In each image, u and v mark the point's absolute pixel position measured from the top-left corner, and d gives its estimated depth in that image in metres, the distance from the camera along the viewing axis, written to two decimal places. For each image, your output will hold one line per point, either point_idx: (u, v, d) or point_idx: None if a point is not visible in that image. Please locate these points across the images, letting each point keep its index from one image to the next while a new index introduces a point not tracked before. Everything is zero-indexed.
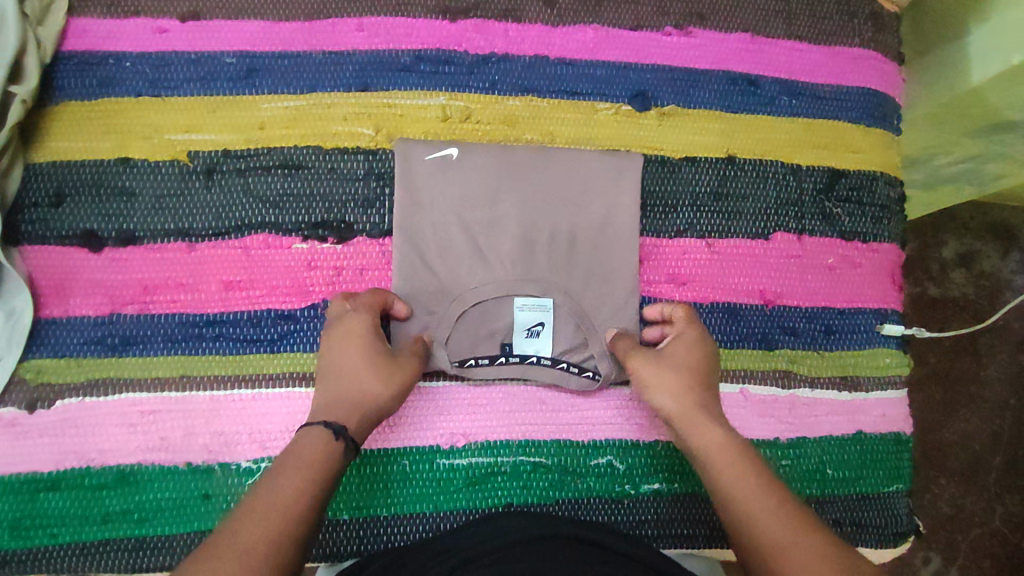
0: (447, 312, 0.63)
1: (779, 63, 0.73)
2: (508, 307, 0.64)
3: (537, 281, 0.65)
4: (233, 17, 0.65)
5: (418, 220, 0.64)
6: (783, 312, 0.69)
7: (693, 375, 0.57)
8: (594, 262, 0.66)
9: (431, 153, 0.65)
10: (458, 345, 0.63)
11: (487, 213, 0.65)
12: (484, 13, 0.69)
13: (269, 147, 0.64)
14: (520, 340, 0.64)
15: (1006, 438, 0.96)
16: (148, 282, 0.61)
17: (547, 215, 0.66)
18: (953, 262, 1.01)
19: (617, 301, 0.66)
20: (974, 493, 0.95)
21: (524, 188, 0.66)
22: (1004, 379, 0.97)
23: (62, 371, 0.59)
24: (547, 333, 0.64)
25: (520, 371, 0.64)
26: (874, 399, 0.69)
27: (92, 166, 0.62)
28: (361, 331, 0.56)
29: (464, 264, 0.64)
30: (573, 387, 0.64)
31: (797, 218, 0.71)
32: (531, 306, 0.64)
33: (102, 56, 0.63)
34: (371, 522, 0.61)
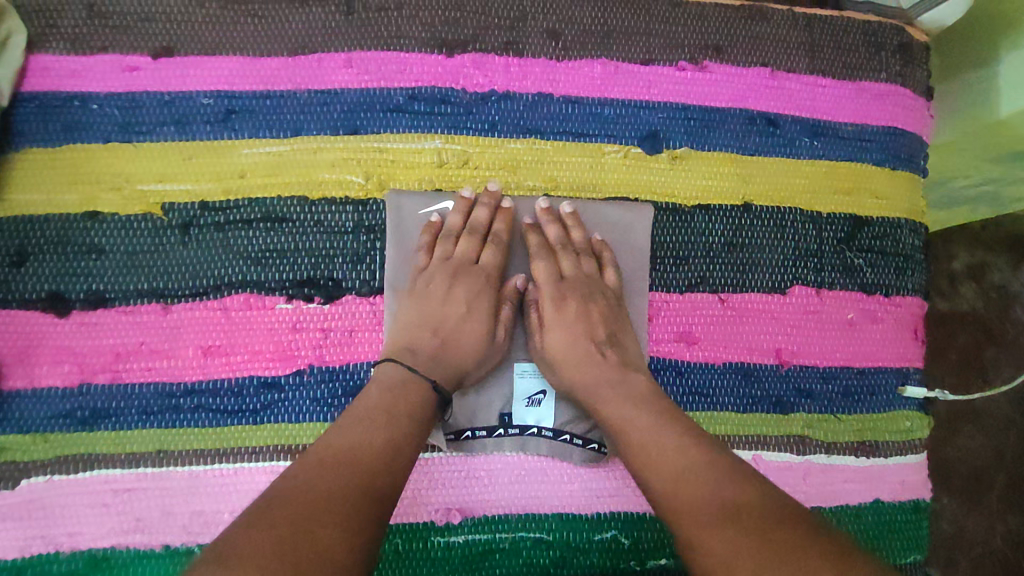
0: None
1: (801, 101, 0.68)
2: (507, 375, 0.61)
3: None
4: (209, 52, 0.60)
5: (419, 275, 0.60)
6: (799, 372, 0.65)
7: (574, 358, 0.58)
8: None
9: (428, 209, 0.62)
10: (456, 414, 0.60)
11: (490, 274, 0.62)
12: (484, 46, 0.64)
13: (250, 198, 0.59)
14: (520, 408, 0.61)
15: (1011, 456, 0.93)
16: (120, 348, 0.56)
17: None
18: (963, 275, 0.96)
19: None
20: (976, 513, 0.91)
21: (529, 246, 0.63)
22: (1011, 395, 0.94)
23: (28, 447, 0.55)
24: (548, 402, 0.61)
25: (519, 442, 0.60)
26: (892, 465, 0.66)
27: (57, 221, 0.57)
28: (483, 305, 0.60)
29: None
30: (575, 460, 0.61)
31: (816, 270, 0.67)
32: (532, 374, 0.62)
33: (66, 98, 0.58)
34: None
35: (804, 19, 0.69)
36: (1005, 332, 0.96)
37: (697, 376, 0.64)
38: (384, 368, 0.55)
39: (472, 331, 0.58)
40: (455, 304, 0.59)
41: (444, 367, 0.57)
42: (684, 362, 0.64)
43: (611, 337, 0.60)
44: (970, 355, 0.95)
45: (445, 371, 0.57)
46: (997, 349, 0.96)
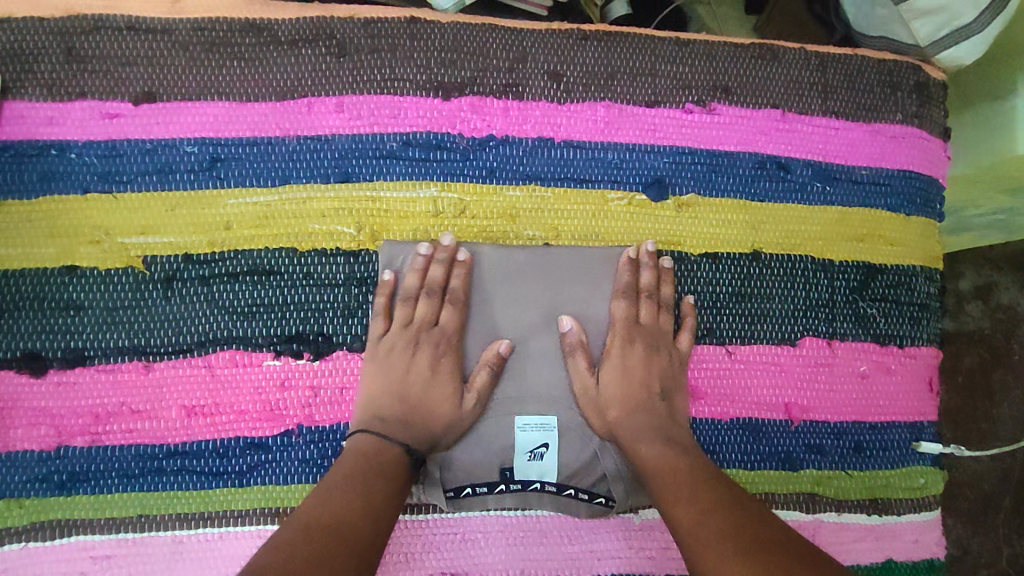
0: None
1: (812, 144, 0.65)
2: (506, 428, 0.57)
3: (541, 400, 0.58)
4: (194, 98, 0.57)
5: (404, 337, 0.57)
6: (810, 428, 0.63)
7: (627, 406, 0.57)
8: None
9: None
10: (455, 471, 0.57)
11: (487, 325, 0.59)
12: (482, 89, 0.61)
13: (236, 250, 0.57)
14: (521, 464, 0.57)
15: (1016, 475, 0.92)
16: (100, 410, 0.54)
17: (553, 323, 0.59)
18: (970, 295, 0.97)
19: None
20: (981, 535, 0.91)
21: (528, 293, 0.59)
22: (1016, 416, 0.94)
23: (1, 513, 0.52)
24: (551, 455, 0.58)
25: (520, 499, 0.58)
26: (906, 523, 0.63)
27: (33, 276, 0.54)
28: (448, 368, 0.57)
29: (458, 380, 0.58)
30: (582, 514, 0.58)
31: (827, 320, 0.64)
32: (533, 426, 0.58)
33: (43, 147, 0.56)
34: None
35: (816, 58, 0.66)
36: (1010, 353, 0.96)
37: (703, 433, 0.61)
38: (355, 437, 0.53)
39: (438, 397, 0.56)
40: (417, 372, 0.57)
41: (413, 435, 0.55)
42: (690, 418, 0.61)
43: (668, 391, 0.59)
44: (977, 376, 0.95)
45: (415, 440, 0.55)
46: (1003, 370, 0.96)
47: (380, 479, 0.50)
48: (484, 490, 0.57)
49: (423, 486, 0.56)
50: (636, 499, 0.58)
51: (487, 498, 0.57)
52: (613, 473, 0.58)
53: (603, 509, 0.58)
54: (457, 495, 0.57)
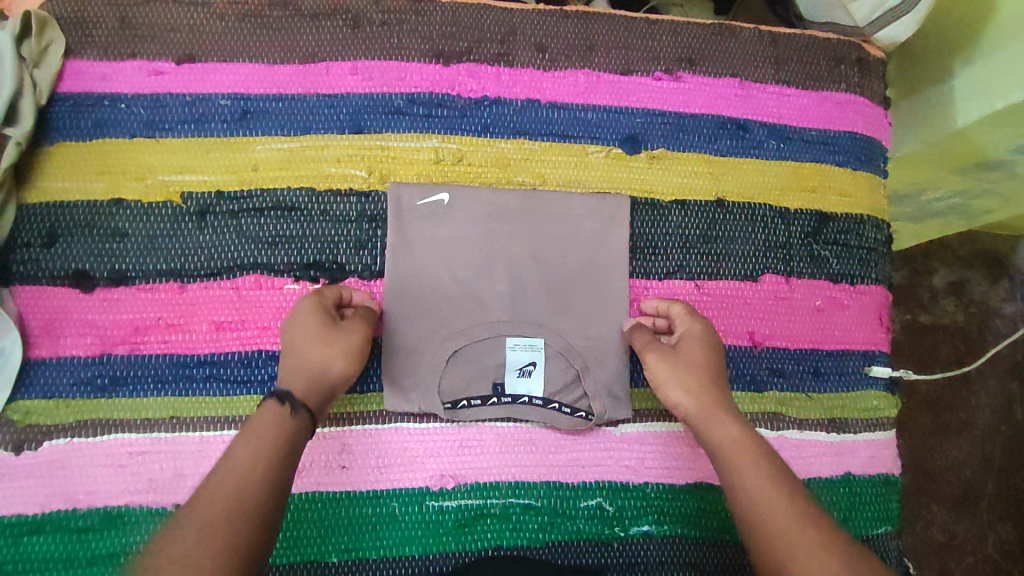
0: (437, 350, 0.64)
1: (766, 108, 0.74)
2: (498, 347, 0.65)
3: (526, 320, 0.65)
4: (228, 60, 0.66)
5: (411, 261, 0.65)
6: (771, 353, 0.70)
7: (704, 372, 0.59)
8: (585, 302, 0.67)
9: (421, 199, 0.66)
10: (451, 384, 0.64)
11: (478, 257, 0.66)
12: (478, 57, 0.70)
13: (262, 189, 0.65)
14: (511, 379, 0.64)
15: (997, 462, 1.02)
16: (139, 322, 0.61)
17: (537, 257, 0.67)
18: (944, 290, 1.08)
19: (603, 344, 0.66)
20: (965, 521, 1.00)
21: (516, 231, 0.67)
22: (993, 407, 1.04)
23: (50, 411, 0.59)
24: (538, 373, 0.65)
25: (510, 411, 0.64)
26: (861, 440, 0.70)
27: (86, 206, 0.62)
28: (313, 311, 0.57)
29: (455, 303, 0.65)
30: (564, 427, 0.64)
31: (785, 260, 0.72)
32: (523, 346, 0.65)
33: (97, 98, 0.64)
34: (288, 571, 0.59)
35: (769, 36, 0.75)
36: (984, 343, 1.07)
37: None
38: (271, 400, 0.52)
39: (325, 344, 0.56)
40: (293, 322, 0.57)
41: (304, 387, 0.53)
42: None
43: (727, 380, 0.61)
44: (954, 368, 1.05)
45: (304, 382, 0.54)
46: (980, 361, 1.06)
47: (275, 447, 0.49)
48: (477, 402, 0.64)
49: (424, 395, 0.63)
50: (613, 413, 0.65)
51: (479, 410, 0.64)
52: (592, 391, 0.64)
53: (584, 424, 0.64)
54: (453, 407, 0.63)
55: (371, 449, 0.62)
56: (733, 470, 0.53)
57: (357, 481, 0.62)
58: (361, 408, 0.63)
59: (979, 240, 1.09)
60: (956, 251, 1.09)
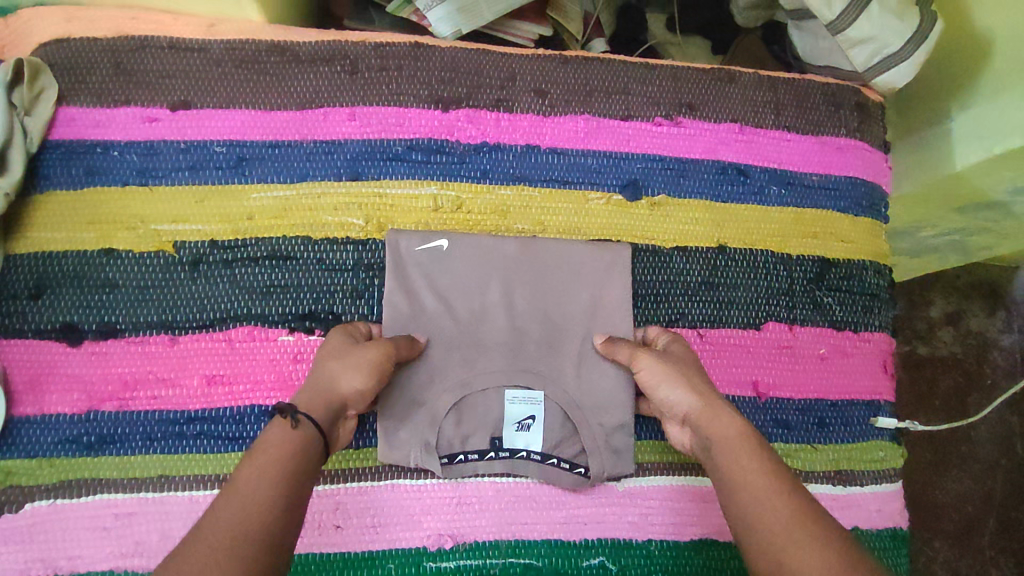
0: (433, 401, 0.62)
1: (767, 154, 0.74)
2: (497, 400, 0.63)
3: (526, 371, 0.64)
4: (224, 106, 0.65)
5: (408, 306, 0.64)
6: (776, 404, 0.68)
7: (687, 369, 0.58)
8: (585, 352, 0.66)
9: (420, 244, 0.65)
10: (448, 438, 0.62)
11: (477, 304, 0.65)
12: (477, 103, 0.69)
13: (258, 238, 0.63)
14: (509, 434, 0.62)
15: (999, 497, 1.01)
16: (129, 377, 0.59)
17: (537, 305, 0.66)
18: (941, 320, 1.07)
19: (605, 397, 0.64)
20: (967, 556, 0.98)
21: (516, 278, 0.66)
22: (994, 440, 1.03)
23: (33, 471, 0.56)
24: (537, 427, 0.63)
25: (508, 466, 0.62)
26: (868, 493, 0.68)
27: (75, 257, 0.61)
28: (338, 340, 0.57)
29: (453, 350, 0.64)
30: (563, 484, 0.63)
31: (788, 307, 0.71)
32: (522, 399, 0.63)
33: (90, 145, 0.63)
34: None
35: (768, 80, 0.75)
36: (983, 375, 1.06)
37: None
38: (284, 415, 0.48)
39: (337, 360, 0.54)
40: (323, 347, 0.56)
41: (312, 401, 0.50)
42: None
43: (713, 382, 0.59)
44: (953, 402, 1.04)
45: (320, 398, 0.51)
46: (980, 394, 1.05)
47: (284, 464, 0.44)
48: (474, 457, 0.62)
49: (419, 450, 0.61)
50: (615, 471, 0.63)
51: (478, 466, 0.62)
52: (592, 448, 0.62)
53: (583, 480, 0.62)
54: (449, 463, 0.61)
55: (367, 507, 0.60)
56: (728, 460, 0.49)
57: (353, 542, 0.59)
58: (356, 465, 0.61)
59: (976, 274, 1.09)
60: (953, 286, 1.08)
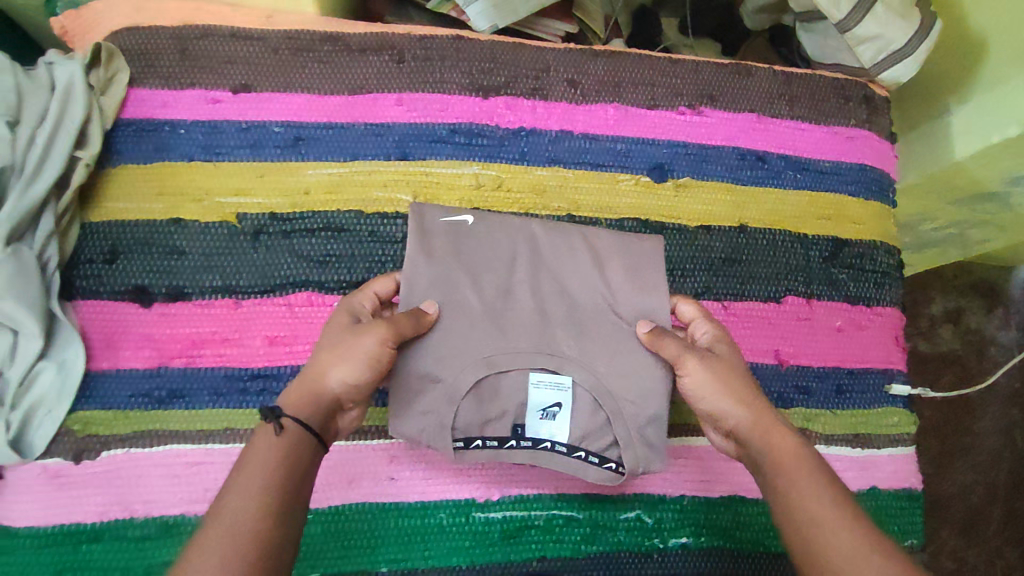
0: (457, 381, 0.61)
1: (783, 141, 0.79)
2: (520, 384, 0.63)
3: (552, 354, 0.63)
4: (282, 90, 0.70)
5: (430, 279, 0.62)
6: (797, 371, 0.73)
7: (733, 381, 0.57)
8: (615, 337, 0.64)
9: (445, 220, 0.65)
10: (468, 420, 0.62)
11: (502, 283, 0.64)
12: (514, 91, 0.75)
13: (314, 211, 0.68)
14: (533, 421, 0.63)
15: (1003, 487, 1.05)
16: (195, 337, 0.63)
17: (564, 289, 0.65)
18: (942, 318, 1.12)
19: (638, 385, 0.62)
20: (974, 546, 1.02)
21: (542, 263, 0.66)
22: (997, 432, 1.07)
23: (108, 422, 0.60)
24: (563, 414, 0.63)
25: (533, 455, 0.62)
26: (885, 455, 0.73)
27: (146, 226, 0.65)
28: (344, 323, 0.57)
29: (479, 328, 0.62)
30: (591, 477, 0.62)
31: (805, 283, 0.76)
32: (547, 385, 0.63)
33: (159, 124, 0.68)
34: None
35: (783, 74, 0.81)
36: (983, 371, 1.11)
37: None
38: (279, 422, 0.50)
39: (331, 352, 0.55)
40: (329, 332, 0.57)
41: (305, 399, 0.52)
42: None
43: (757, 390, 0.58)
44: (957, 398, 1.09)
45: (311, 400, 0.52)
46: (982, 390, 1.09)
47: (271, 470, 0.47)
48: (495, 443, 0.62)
49: (432, 429, 0.60)
50: (645, 464, 0.62)
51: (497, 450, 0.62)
52: (623, 440, 0.61)
53: (613, 474, 0.62)
54: (466, 445, 0.61)
55: (418, 461, 0.64)
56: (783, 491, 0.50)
57: (406, 492, 0.63)
58: None
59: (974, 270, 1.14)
60: (952, 282, 1.13)
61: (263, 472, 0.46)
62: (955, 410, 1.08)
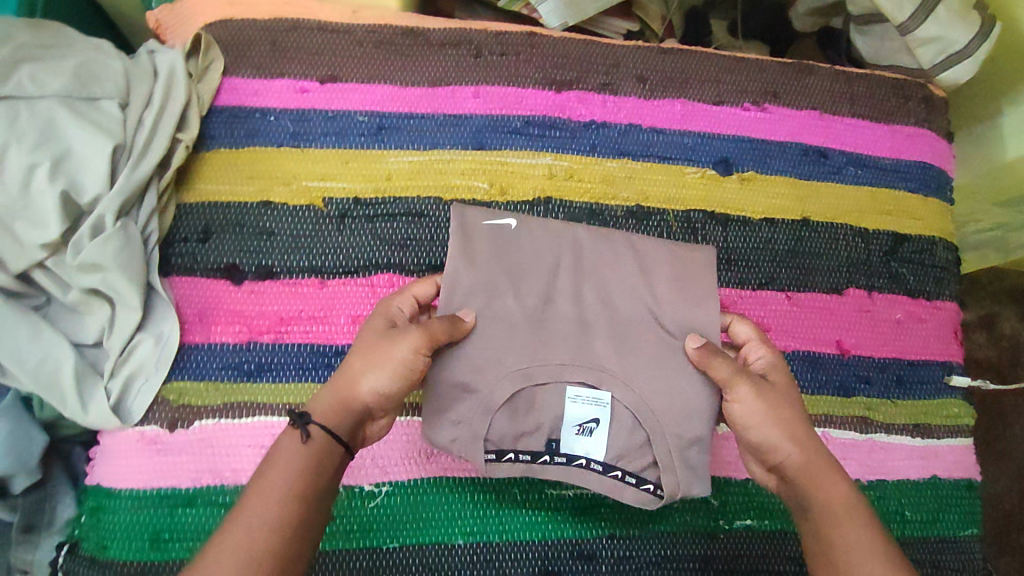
0: (492, 392, 0.58)
1: (844, 138, 0.81)
2: (558, 397, 0.60)
3: (591, 367, 0.60)
4: (366, 81, 0.73)
5: (471, 284, 0.60)
6: (858, 361, 0.75)
7: (784, 413, 0.56)
8: (658, 351, 0.61)
9: (488, 221, 0.63)
10: (501, 432, 0.59)
11: (543, 290, 0.62)
12: (585, 86, 0.77)
13: (396, 197, 0.70)
14: (569, 436, 0.59)
15: None
16: (283, 314, 0.66)
17: (607, 298, 0.62)
18: (974, 324, 1.12)
19: (683, 404, 0.59)
20: (1008, 555, 0.98)
21: (585, 271, 0.63)
22: None
23: (201, 392, 0.63)
24: (600, 432, 0.60)
25: (566, 472, 0.59)
26: (945, 445, 0.74)
27: (237, 207, 0.68)
28: (378, 330, 0.56)
29: (517, 337, 0.60)
30: (628, 499, 0.59)
31: (866, 276, 0.77)
32: (585, 399, 0.60)
33: (250, 111, 0.71)
34: (421, 551, 0.62)
35: (844, 74, 0.83)
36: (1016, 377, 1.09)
37: None
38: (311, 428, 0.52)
39: (362, 360, 0.54)
40: (363, 338, 0.56)
41: (331, 408, 0.53)
42: None
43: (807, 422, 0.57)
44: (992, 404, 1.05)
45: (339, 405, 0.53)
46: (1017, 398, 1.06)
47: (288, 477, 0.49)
48: (527, 459, 0.59)
49: (465, 441, 0.58)
50: (685, 488, 0.59)
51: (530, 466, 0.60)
52: (663, 462, 0.58)
53: (651, 497, 0.59)
54: (497, 459, 0.59)
55: None
56: (832, 533, 0.53)
57: None
58: None
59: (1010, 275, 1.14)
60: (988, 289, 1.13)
61: (283, 482, 0.49)
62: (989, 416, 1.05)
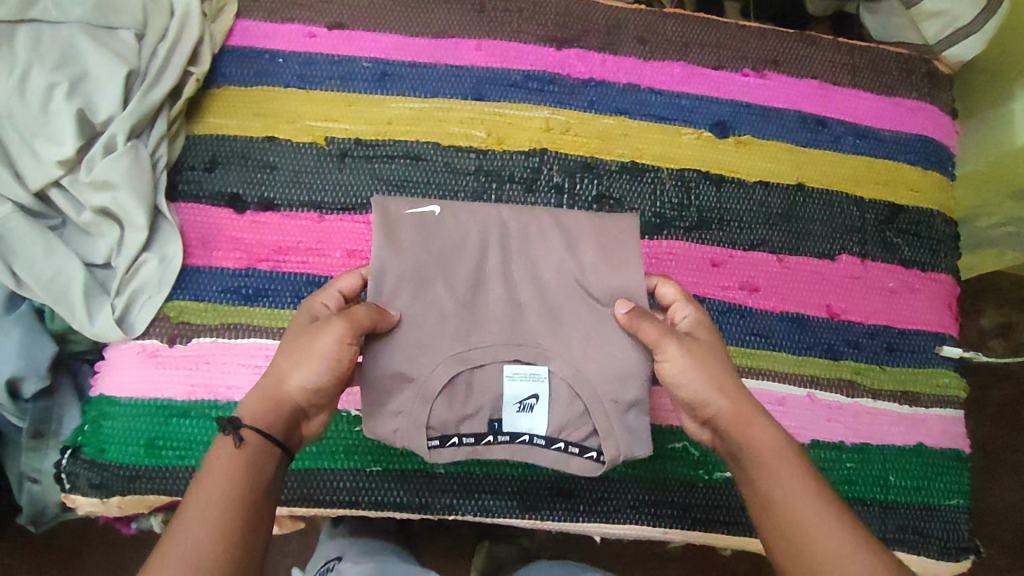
0: (429, 379, 0.56)
1: (844, 108, 0.81)
2: (496, 376, 0.58)
3: (522, 344, 0.58)
4: (371, 29, 0.76)
5: (398, 273, 0.57)
6: (848, 326, 0.75)
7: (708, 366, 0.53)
8: (590, 321, 0.58)
9: (410, 208, 0.59)
10: (443, 418, 0.56)
11: (470, 275, 0.59)
12: (585, 45, 0.79)
13: (395, 139, 0.73)
14: (510, 414, 0.57)
15: None
16: (281, 244, 0.68)
17: (535, 275, 0.60)
18: (993, 331, 1.07)
19: (618, 370, 0.56)
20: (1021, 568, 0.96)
21: (511, 249, 0.60)
22: None
23: (200, 312, 0.66)
24: (542, 406, 0.57)
25: (512, 450, 0.57)
26: (933, 414, 0.74)
27: (242, 140, 0.71)
28: (296, 330, 0.53)
29: (449, 326, 0.57)
30: (576, 470, 0.56)
31: (860, 243, 0.77)
32: (523, 375, 0.57)
33: (259, 52, 0.74)
34: (403, 476, 0.65)
35: (847, 46, 0.84)
36: None
37: (760, 320, 0.73)
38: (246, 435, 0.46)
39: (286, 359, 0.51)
40: (286, 337, 0.53)
41: (259, 408, 0.49)
42: (747, 308, 0.74)
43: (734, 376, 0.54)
44: (1009, 412, 1.03)
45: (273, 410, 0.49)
46: None
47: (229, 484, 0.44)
48: (471, 441, 0.57)
49: (407, 429, 0.55)
50: (628, 452, 0.56)
51: (474, 448, 0.57)
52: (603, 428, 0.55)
53: (595, 465, 0.56)
54: (440, 445, 0.56)
55: None
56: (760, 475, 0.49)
57: None
58: None
59: None
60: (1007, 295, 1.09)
61: (224, 489, 0.43)
62: (1003, 422, 1.03)
